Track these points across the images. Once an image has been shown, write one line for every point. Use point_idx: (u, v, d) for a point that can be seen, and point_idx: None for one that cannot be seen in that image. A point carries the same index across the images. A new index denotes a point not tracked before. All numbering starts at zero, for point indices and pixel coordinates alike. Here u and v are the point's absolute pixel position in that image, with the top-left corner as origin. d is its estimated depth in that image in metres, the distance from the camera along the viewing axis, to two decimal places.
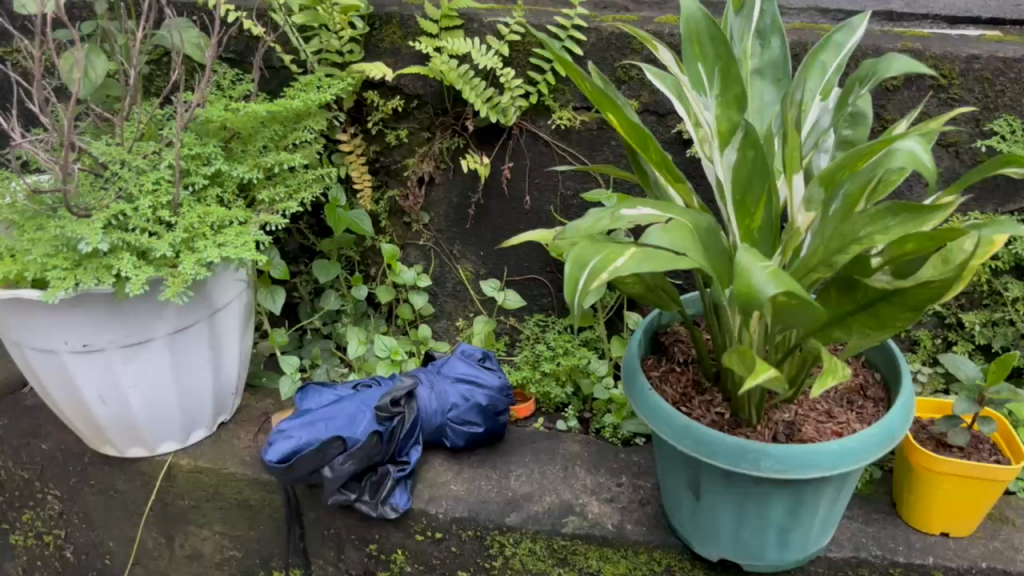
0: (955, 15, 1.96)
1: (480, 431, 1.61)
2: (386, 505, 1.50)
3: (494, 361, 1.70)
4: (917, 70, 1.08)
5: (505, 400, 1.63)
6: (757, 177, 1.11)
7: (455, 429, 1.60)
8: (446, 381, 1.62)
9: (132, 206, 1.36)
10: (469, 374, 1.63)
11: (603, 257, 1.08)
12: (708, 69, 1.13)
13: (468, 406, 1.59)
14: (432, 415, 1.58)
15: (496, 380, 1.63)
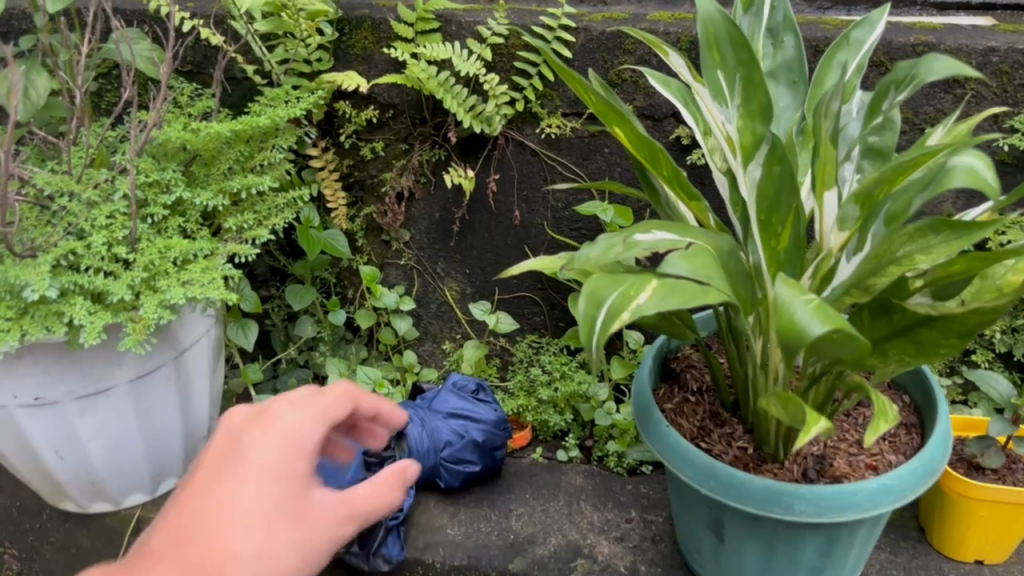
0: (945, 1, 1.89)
1: (475, 470, 1.49)
2: (378, 556, 1.38)
3: (487, 393, 1.58)
4: (963, 72, 0.95)
5: (501, 434, 1.51)
6: (785, 195, 1.01)
7: (450, 469, 1.48)
8: (437, 418, 1.49)
9: (83, 244, 1.21)
10: (463, 408, 1.51)
11: (621, 294, 0.96)
12: (729, 76, 1.01)
13: (463, 444, 1.47)
14: (425, 455, 1.45)
15: (491, 414, 1.52)
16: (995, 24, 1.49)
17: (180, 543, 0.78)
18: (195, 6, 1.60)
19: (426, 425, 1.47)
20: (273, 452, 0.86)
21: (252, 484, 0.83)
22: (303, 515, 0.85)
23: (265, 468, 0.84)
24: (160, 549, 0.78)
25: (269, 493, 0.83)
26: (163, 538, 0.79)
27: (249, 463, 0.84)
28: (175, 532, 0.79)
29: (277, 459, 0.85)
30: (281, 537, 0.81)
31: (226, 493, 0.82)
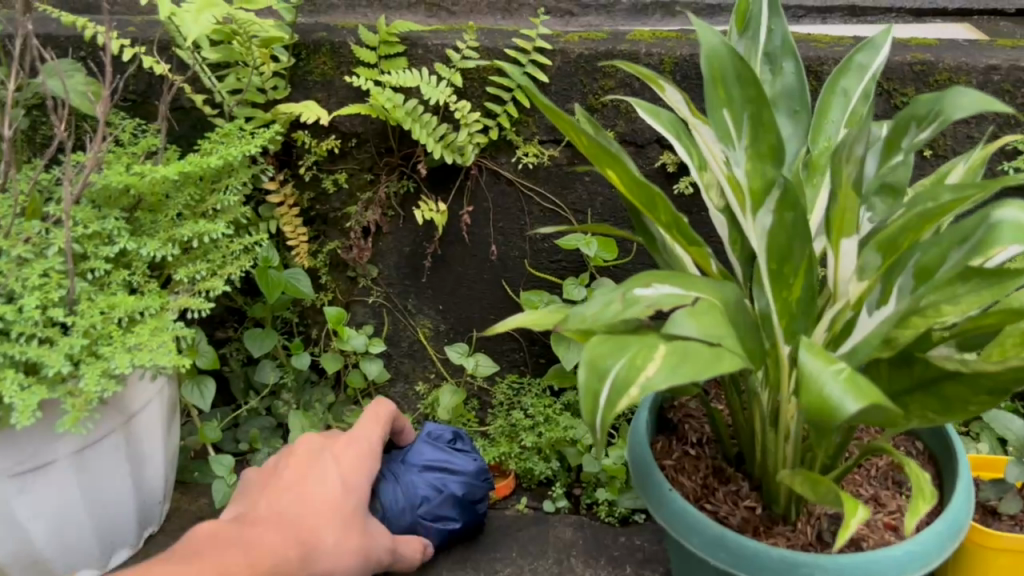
0: (920, 8, 1.82)
1: (454, 529, 1.39)
2: None
3: (465, 440, 1.45)
4: (992, 108, 0.86)
5: (482, 486, 1.41)
6: (801, 244, 0.91)
7: (428, 527, 1.37)
8: (411, 474, 1.37)
9: (13, 308, 1.08)
10: (439, 459, 1.39)
11: (627, 363, 0.86)
12: (735, 115, 0.91)
13: (440, 501, 1.36)
14: (400, 515, 1.34)
15: (471, 463, 1.40)
16: (991, 39, 1.42)
17: (291, 516, 1.06)
18: (135, 30, 1.46)
19: (399, 483, 1.35)
20: (355, 462, 1.21)
21: (343, 481, 1.16)
22: (363, 530, 1.14)
23: (359, 455, 1.22)
24: (274, 521, 1.05)
25: (351, 501, 1.14)
26: (272, 515, 1.06)
27: (333, 470, 1.16)
28: (285, 507, 1.08)
29: (353, 472, 1.18)
30: (351, 542, 1.10)
31: (324, 483, 1.13)
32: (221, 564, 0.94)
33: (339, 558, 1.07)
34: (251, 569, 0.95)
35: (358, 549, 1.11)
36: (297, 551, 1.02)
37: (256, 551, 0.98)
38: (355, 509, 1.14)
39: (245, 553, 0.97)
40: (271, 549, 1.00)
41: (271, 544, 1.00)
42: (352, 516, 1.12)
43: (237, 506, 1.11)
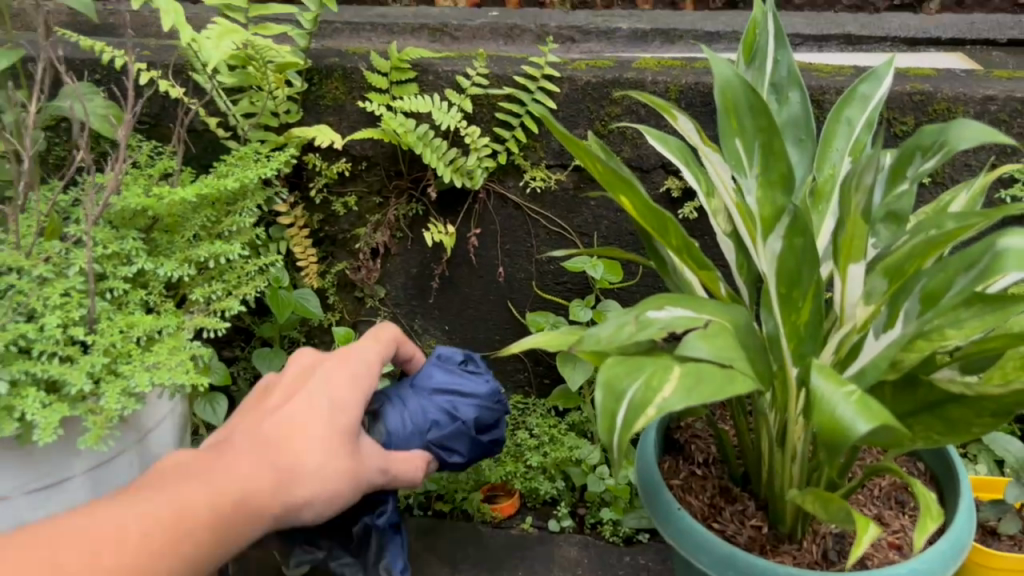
0: (913, 36, 1.82)
1: (462, 457, 1.13)
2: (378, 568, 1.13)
3: (477, 362, 1.20)
4: (994, 138, 0.90)
5: (495, 411, 1.16)
6: (810, 270, 0.94)
7: (436, 458, 1.12)
8: (419, 397, 1.13)
9: (35, 326, 1.10)
10: (451, 381, 1.14)
11: (643, 384, 0.88)
12: (746, 144, 0.95)
13: (452, 426, 1.11)
14: (406, 440, 1.09)
15: (485, 386, 1.16)
16: (988, 70, 1.45)
17: (268, 441, 0.96)
18: (150, 54, 1.49)
19: (404, 404, 1.11)
20: (338, 380, 1.03)
21: (328, 403, 1.00)
22: (356, 452, 0.99)
23: (347, 374, 1.05)
24: (246, 449, 0.95)
25: (340, 420, 0.99)
26: (251, 434, 0.97)
27: (320, 391, 1.01)
28: (262, 435, 0.97)
29: (341, 391, 1.02)
30: (340, 461, 0.96)
31: (302, 410, 0.99)
32: (196, 474, 0.90)
33: (325, 481, 0.95)
34: (216, 491, 0.88)
35: (351, 469, 0.97)
36: (274, 470, 0.93)
37: (225, 470, 0.91)
38: (346, 429, 0.99)
39: (211, 475, 0.90)
40: (241, 470, 0.91)
41: (244, 468, 0.92)
42: (341, 435, 0.98)
43: (218, 434, 1.03)
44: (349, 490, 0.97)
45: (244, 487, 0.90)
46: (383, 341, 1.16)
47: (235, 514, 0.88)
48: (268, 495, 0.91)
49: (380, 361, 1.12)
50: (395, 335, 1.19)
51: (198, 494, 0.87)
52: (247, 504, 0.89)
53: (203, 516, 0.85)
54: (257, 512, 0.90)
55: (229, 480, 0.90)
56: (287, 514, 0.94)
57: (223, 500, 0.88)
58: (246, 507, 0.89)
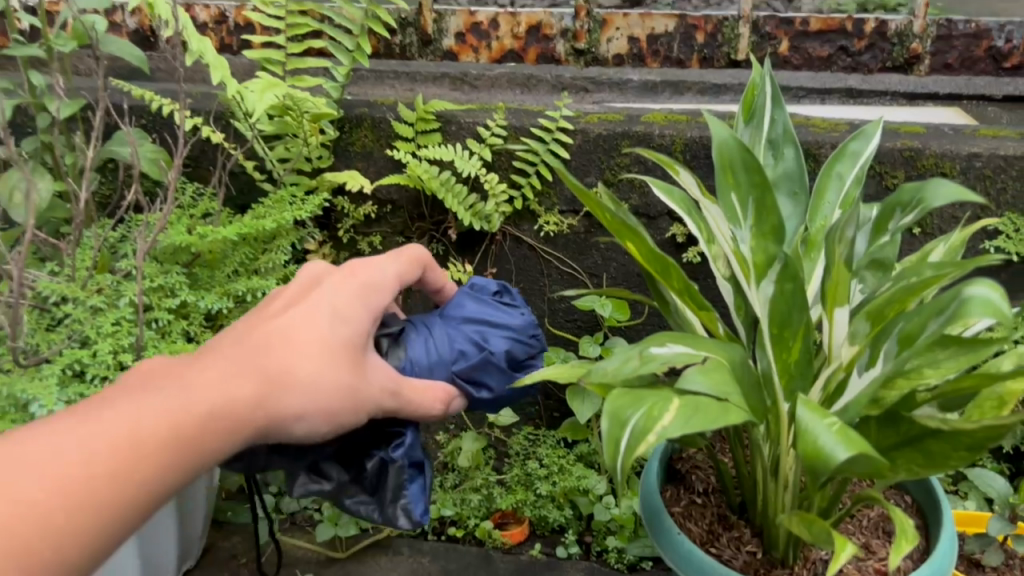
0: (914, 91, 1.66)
1: (491, 393, 1.08)
2: (397, 507, 1.07)
3: (512, 297, 1.16)
4: (966, 197, 0.99)
5: (525, 350, 1.10)
6: (799, 313, 1.03)
7: (461, 391, 1.06)
8: (445, 328, 1.08)
9: (89, 352, 1.20)
10: (482, 312, 1.10)
11: (645, 413, 0.97)
12: (742, 199, 1.04)
13: (479, 358, 1.06)
14: (431, 368, 1.05)
15: (518, 318, 1.11)
16: (975, 129, 1.54)
17: (259, 345, 0.90)
18: (194, 102, 1.61)
19: (431, 334, 1.07)
20: (349, 291, 0.98)
21: (331, 315, 0.94)
22: (359, 366, 0.93)
23: (357, 284, 0.99)
24: (236, 353, 0.89)
25: (341, 335, 0.93)
26: (243, 336, 0.91)
27: (324, 298, 0.96)
28: (257, 340, 0.91)
29: (350, 302, 0.96)
30: (337, 375, 0.90)
31: (303, 317, 0.93)
32: (165, 387, 0.84)
33: (321, 393, 0.89)
34: (183, 404, 0.82)
35: (350, 385, 0.91)
36: (258, 379, 0.87)
37: (199, 379, 0.85)
38: (349, 343, 0.93)
39: (183, 385, 0.84)
40: (225, 374, 0.87)
41: (227, 374, 0.87)
42: (342, 348, 0.92)
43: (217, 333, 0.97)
44: (349, 409, 0.92)
45: (219, 398, 0.84)
46: (410, 258, 1.10)
47: (212, 422, 0.83)
48: (250, 407, 0.86)
49: (399, 279, 1.05)
50: (421, 257, 1.12)
51: (160, 412, 0.81)
52: (226, 412, 0.84)
53: (163, 436, 0.80)
54: (234, 426, 0.85)
55: (201, 392, 0.84)
56: (275, 428, 0.89)
57: (188, 416, 0.82)
58: (220, 422, 0.84)
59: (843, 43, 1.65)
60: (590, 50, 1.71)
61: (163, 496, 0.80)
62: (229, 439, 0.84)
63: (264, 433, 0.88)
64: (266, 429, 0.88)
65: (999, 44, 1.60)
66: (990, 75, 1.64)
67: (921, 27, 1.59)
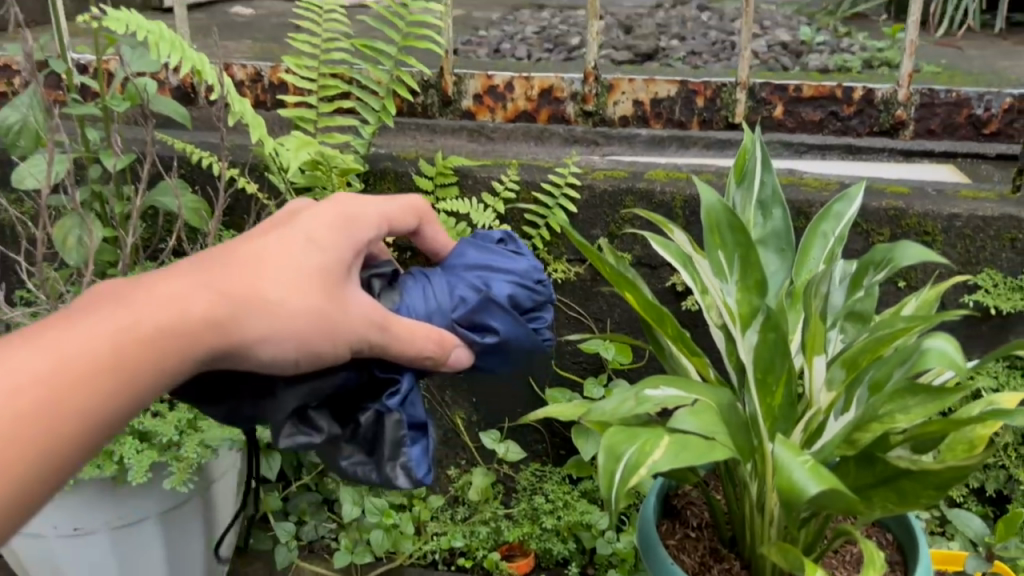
0: (912, 149, 1.75)
1: (497, 337, 1.02)
2: (396, 464, 1.01)
3: (517, 247, 1.12)
4: (930, 257, 1.11)
5: (528, 295, 1.05)
6: (780, 360, 1.13)
7: (463, 339, 1.01)
8: (446, 277, 1.04)
9: None
10: (484, 260, 1.06)
11: (637, 448, 1.08)
12: (728, 256, 1.15)
13: (478, 301, 1.01)
14: (429, 316, 1.01)
15: (521, 263, 1.07)
16: (958, 189, 1.63)
17: (224, 267, 0.87)
18: (232, 154, 1.74)
19: (430, 284, 1.03)
20: (327, 220, 0.94)
21: (303, 241, 0.91)
22: (332, 293, 0.89)
23: (336, 216, 0.95)
24: (201, 272, 0.87)
25: (315, 260, 0.90)
26: (208, 260, 0.88)
27: (300, 227, 0.92)
28: (223, 261, 0.88)
29: (326, 231, 0.93)
30: (305, 299, 0.87)
31: (275, 245, 0.90)
32: (113, 305, 0.81)
33: (288, 319, 0.87)
34: (129, 321, 0.80)
35: (323, 311, 0.88)
36: (217, 299, 0.84)
37: (147, 299, 0.82)
38: (323, 270, 0.90)
39: (132, 302, 0.82)
40: (185, 290, 0.84)
41: (185, 292, 0.84)
42: (315, 274, 0.89)
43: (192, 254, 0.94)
44: (320, 336, 0.89)
45: (171, 318, 0.82)
46: (400, 206, 1.06)
47: (167, 341, 0.81)
48: (206, 327, 0.83)
49: (386, 217, 1.02)
50: (413, 207, 1.09)
51: (103, 329, 0.79)
52: (183, 330, 0.82)
53: (103, 353, 0.78)
54: (189, 348, 0.82)
55: (150, 312, 0.81)
56: (238, 351, 0.87)
57: (135, 334, 0.80)
58: (169, 342, 0.81)
59: (833, 108, 1.77)
60: (598, 112, 1.83)
61: (104, 417, 0.78)
62: (181, 360, 0.82)
63: (225, 356, 0.86)
64: (226, 354, 0.86)
65: (978, 111, 1.72)
66: (971, 139, 1.75)
67: (905, 96, 1.70)
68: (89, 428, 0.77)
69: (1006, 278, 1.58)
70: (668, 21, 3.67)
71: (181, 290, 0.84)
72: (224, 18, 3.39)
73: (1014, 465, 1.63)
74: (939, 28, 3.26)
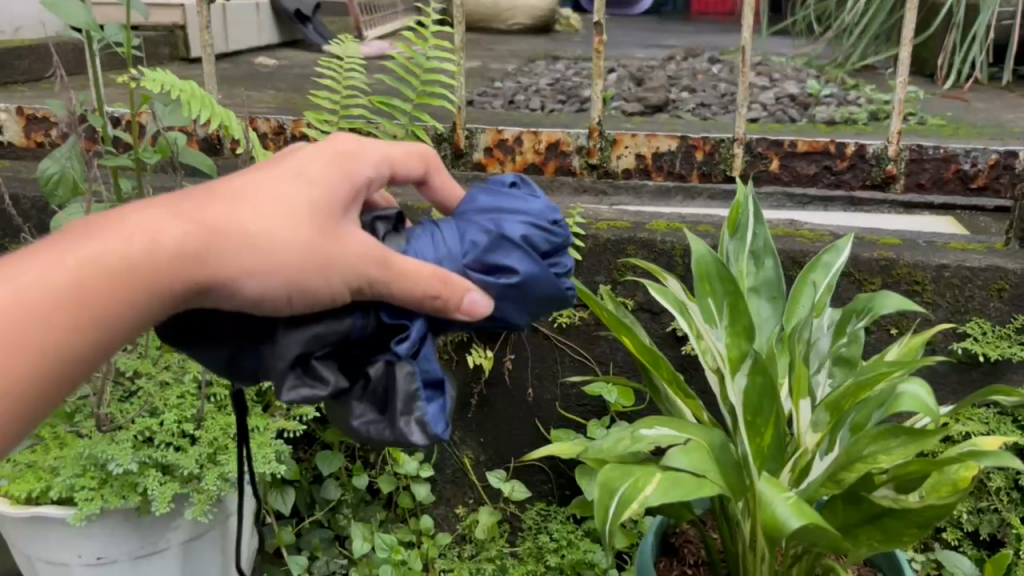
0: (911, 202, 1.92)
1: (515, 278, 0.89)
2: (411, 418, 0.86)
3: (534, 190, 0.99)
4: (910, 304, 1.24)
5: (548, 233, 0.92)
6: (767, 400, 1.19)
7: (478, 284, 0.89)
8: (456, 225, 0.93)
9: (157, 421, 1.42)
10: (496, 202, 0.93)
11: (631, 484, 1.15)
12: (718, 302, 1.23)
13: (490, 241, 0.89)
14: (437, 262, 0.89)
15: (537, 204, 0.94)
16: (949, 242, 1.72)
17: (204, 201, 0.83)
18: None
19: (438, 231, 0.92)
20: (320, 157, 0.89)
21: (294, 176, 0.86)
22: (323, 227, 0.83)
23: (331, 154, 0.90)
24: (180, 206, 0.82)
25: (305, 193, 0.84)
26: (191, 195, 0.84)
27: (290, 164, 0.87)
28: (206, 197, 0.84)
29: (320, 168, 0.88)
30: (290, 233, 0.82)
31: (261, 181, 0.85)
32: (79, 239, 0.79)
33: (271, 252, 0.81)
34: (94, 252, 0.77)
35: (313, 244, 0.82)
36: (190, 230, 0.79)
37: (114, 231, 0.79)
38: (316, 204, 0.84)
39: (98, 235, 0.79)
40: (157, 222, 0.80)
41: (158, 223, 0.80)
42: (302, 206, 0.83)
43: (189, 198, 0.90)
44: (313, 270, 0.82)
45: (136, 250, 0.78)
46: (404, 148, 0.97)
47: (135, 273, 0.77)
48: (174, 260, 0.78)
49: (390, 158, 0.95)
50: (418, 153, 0.99)
51: (66, 263, 0.77)
52: (154, 261, 0.78)
53: (64, 288, 0.76)
54: (161, 279, 0.78)
55: (118, 243, 0.78)
56: (216, 287, 0.81)
57: (97, 267, 0.77)
58: (137, 274, 0.77)
59: (827, 162, 1.86)
60: (603, 165, 1.92)
61: (71, 352, 0.77)
62: (152, 292, 0.78)
63: (201, 291, 0.80)
64: (200, 288, 0.80)
65: (966, 167, 1.78)
66: (960, 193, 1.81)
67: (895, 151, 1.78)
68: (53, 365, 0.76)
69: (994, 327, 1.64)
70: (679, 74, 3.77)
71: (151, 220, 0.79)
72: (249, 69, 3.52)
73: (1007, 509, 1.65)
74: (946, 81, 3.33)
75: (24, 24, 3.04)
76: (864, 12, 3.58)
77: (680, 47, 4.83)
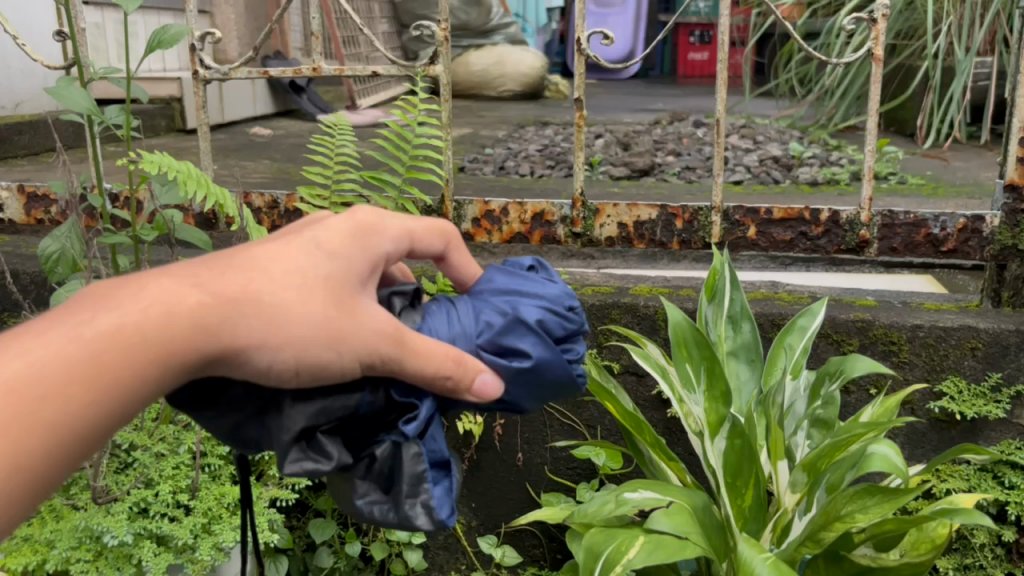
0: (890, 260, 2.05)
1: (528, 362, 0.88)
2: (417, 502, 0.87)
3: (553, 274, 0.98)
4: (879, 368, 1.29)
5: (565, 320, 0.91)
6: (744, 460, 1.23)
7: (491, 367, 0.87)
8: (471, 304, 0.92)
9: (153, 493, 1.45)
10: (514, 283, 0.93)
11: (616, 547, 1.18)
12: (695, 367, 1.30)
13: (505, 323, 0.88)
14: (452, 341, 0.89)
15: (554, 287, 0.93)
16: (923, 303, 1.78)
17: (218, 268, 0.77)
18: None
19: (452, 309, 0.92)
20: (341, 230, 0.84)
21: (312, 247, 0.81)
22: (342, 303, 0.78)
23: (349, 226, 0.85)
24: (196, 273, 0.76)
25: (325, 268, 0.79)
26: (203, 262, 0.79)
27: (310, 236, 0.82)
28: (223, 266, 0.77)
29: (339, 242, 0.83)
30: (309, 308, 0.76)
31: (280, 252, 0.80)
32: (86, 307, 0.71)
33: (290, 329, 0.76)
34: (105, 323, 0.70)
35: (331, 322, 0.77)
36: (205, 299, 0.73)
37: (128, 298, 0.72)
38: (335, 277, 0.79)
39: (111, 302, 0.71)
40: (173, 290, 0.73)
41: (174, 292, 0.73)
42: (322, 281, 0.78)
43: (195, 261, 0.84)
44: (327, 348, 0.77)
45: (152, 320, 0.71)
46: (423, 222, 0.92)
47: (147, 346, 0.70)
48: (189, 331, 0.72)
49: (411, 232, 0.90)
50: (438, 227, 0.94)
51: (75, 332, 0.69)
52: (169, 333, 0.71)
53: (71, 362, 0.68)
54: (173, 354, 0.71)
55: (132, 312, 0.71)
56: (226, 361, 0.75)
57: (111, 338, 0.69)
58: (148, 347, 0.70)
59: (803, 228, 1.90)
60: (586, 233, 1.98)
61: (77, 432, 0.68)
62: (163, 368, 0.71)
63: (211, 366, 0.74)
64: (210, 361, 0.74)
65: (935, 231, 1.83)
66: (931, 257, 1.84)
67: (867, 216, 1.85)
68: (61, 448, 0.68)
69: (968, 384, 1.68)
70: (665, 138, 3.87)
71: (166, 288, 0.73)
72: (243, 140, 3.61)
73: (992, 565, 1.65)
74: (926, 140, 3.41)
75: (25, 101, 3.13)
76: (843, 76, 3.69)
77: (667, 111, 4.95)
